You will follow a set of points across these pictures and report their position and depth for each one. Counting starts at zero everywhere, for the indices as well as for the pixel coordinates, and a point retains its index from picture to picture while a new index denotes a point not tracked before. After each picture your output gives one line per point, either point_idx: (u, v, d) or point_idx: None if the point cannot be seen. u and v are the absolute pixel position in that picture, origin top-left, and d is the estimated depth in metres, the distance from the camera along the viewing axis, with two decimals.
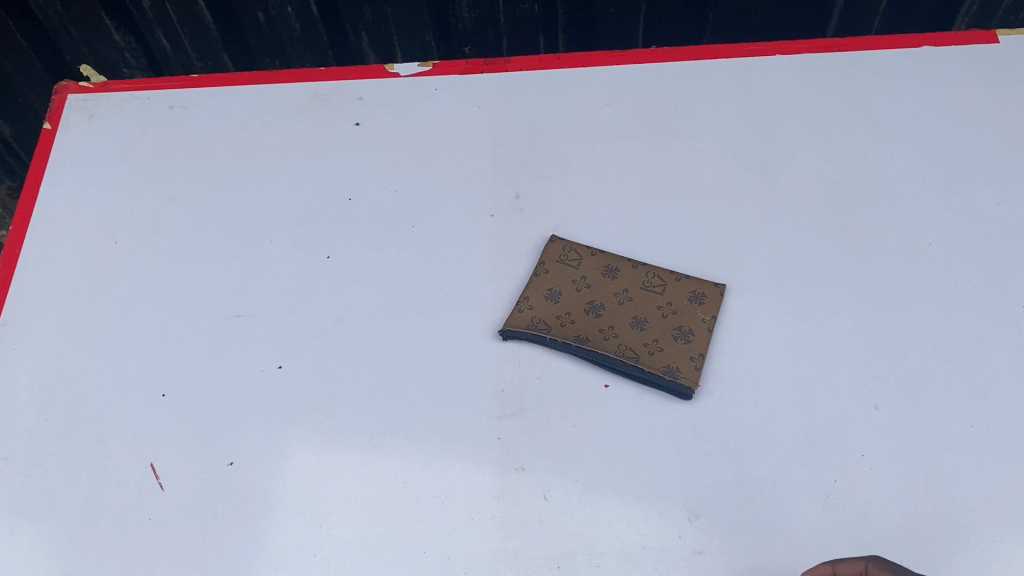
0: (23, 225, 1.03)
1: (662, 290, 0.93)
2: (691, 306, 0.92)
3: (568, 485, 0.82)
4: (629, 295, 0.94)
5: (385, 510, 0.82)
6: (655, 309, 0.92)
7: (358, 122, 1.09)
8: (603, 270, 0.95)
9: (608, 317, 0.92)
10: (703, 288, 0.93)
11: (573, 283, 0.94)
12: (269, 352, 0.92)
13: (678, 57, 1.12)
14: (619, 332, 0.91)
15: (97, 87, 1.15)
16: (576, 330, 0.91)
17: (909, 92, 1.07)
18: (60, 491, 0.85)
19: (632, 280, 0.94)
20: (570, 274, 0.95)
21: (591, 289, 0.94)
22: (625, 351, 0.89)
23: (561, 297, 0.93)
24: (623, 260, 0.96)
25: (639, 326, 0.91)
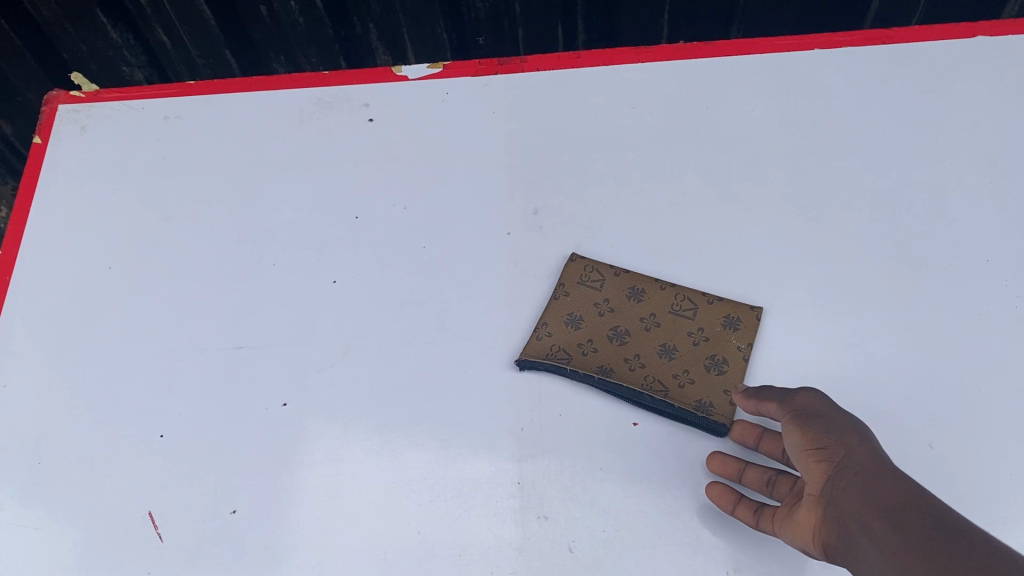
0: (13, 249, 0.98)
1: (693, 315, 0.87)
2: (725, 331, 0.85)
3: (594, 535, 0.76)
4: (656, 319, 0.87)
5: (399, 563, 0.76)
6: (684, 336, 0.86)
7: (373, 118, 1.03)
8: (629, 292, 0.88)
9: (635, 345, 0.86)
10: (738, 311, 0.86)
11: (596, 308, 0.88)
12: (273, 388, 0.86)
13: (707, 55, 1.04)
14: (646, 362, 0.85)
15: (89, 96, 1.09)
16: (599, 361, 0.85)
17: (961, 89, 0.99)
18: (53, 541, 0.80)
19: (660, 303, 0.88)
20: (592, 298, 0.88)
21: (614, 314, 0.88)
22: (653, 385, 0.83)
23: (582, 323, 0.87)
24: (650, 281, 0.89)
25: (667, 354, 0.85)
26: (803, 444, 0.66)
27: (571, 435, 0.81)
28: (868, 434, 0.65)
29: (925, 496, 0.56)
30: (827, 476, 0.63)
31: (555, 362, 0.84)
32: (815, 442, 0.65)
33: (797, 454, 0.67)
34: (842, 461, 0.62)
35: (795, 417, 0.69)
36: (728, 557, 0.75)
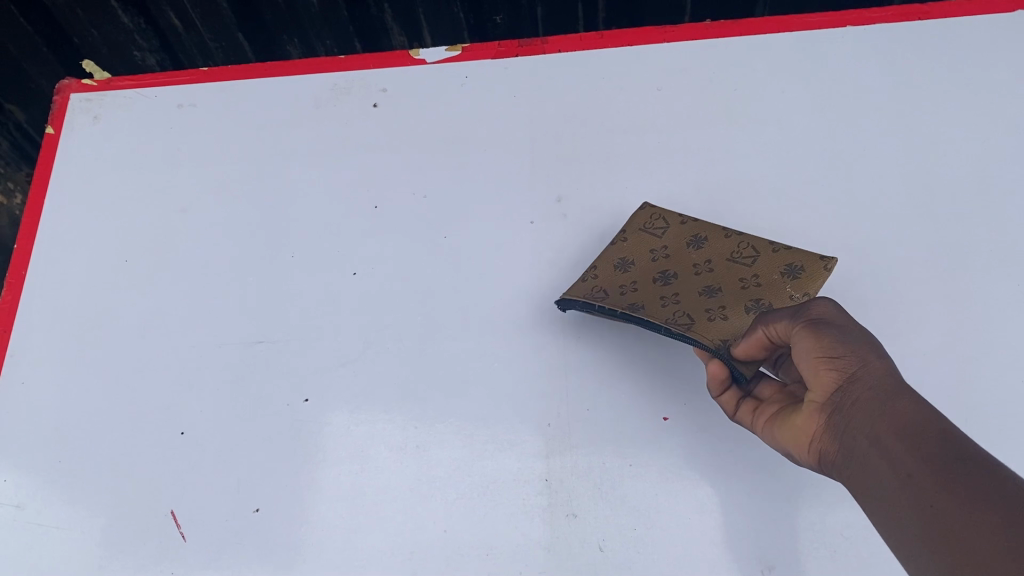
0: (28, 242, 0.97)
1: (750, 262, 0.82)
2: (783, 280, 0.79)
3: (624, 533, 0.74)
4: (712, 265, 0.83)
5: (425, 563, 0.75)
6: (737, 282, 0.80)
7: (375, 104, 1.00)
8: (689, 237, 0.85)
9: (679, 287, 0.81)
10: (803, 260, 0.80)
11: (652, 254, 0.85)
12: (295, 384, 0.84)
13: (735, 33, 1.01)
14: (686, 301, 0.79)
15: (101, 84, 1.07)
16: (635, 298, 0.80)
17: (1003, 66, 0.95)
18: (76, 540, 0.80)
19: (720, 251, 0.83)
20: (650, 241, 0.86)
21: (668, 259, 0.84)
22: (680, 317, 0.77)
23: (631, 267, 0.84)
24: (714, 229, 0.85)
25: (711, 296, 0.79)
26: (814, 358, 0.57)
27: (599, 430, 0.78)
28: (884, 346, 0.57)
29: (948, 421, 0.50)
30: (840, 397, 0.56)
31: (589, 297, 0.80)
32: (831, 356, 0.56)
33: (802, 365, 0.59)
34: (859, 382, 0.55)
35: (801, 326, 0.59)
36: (762, 555, 0.73)
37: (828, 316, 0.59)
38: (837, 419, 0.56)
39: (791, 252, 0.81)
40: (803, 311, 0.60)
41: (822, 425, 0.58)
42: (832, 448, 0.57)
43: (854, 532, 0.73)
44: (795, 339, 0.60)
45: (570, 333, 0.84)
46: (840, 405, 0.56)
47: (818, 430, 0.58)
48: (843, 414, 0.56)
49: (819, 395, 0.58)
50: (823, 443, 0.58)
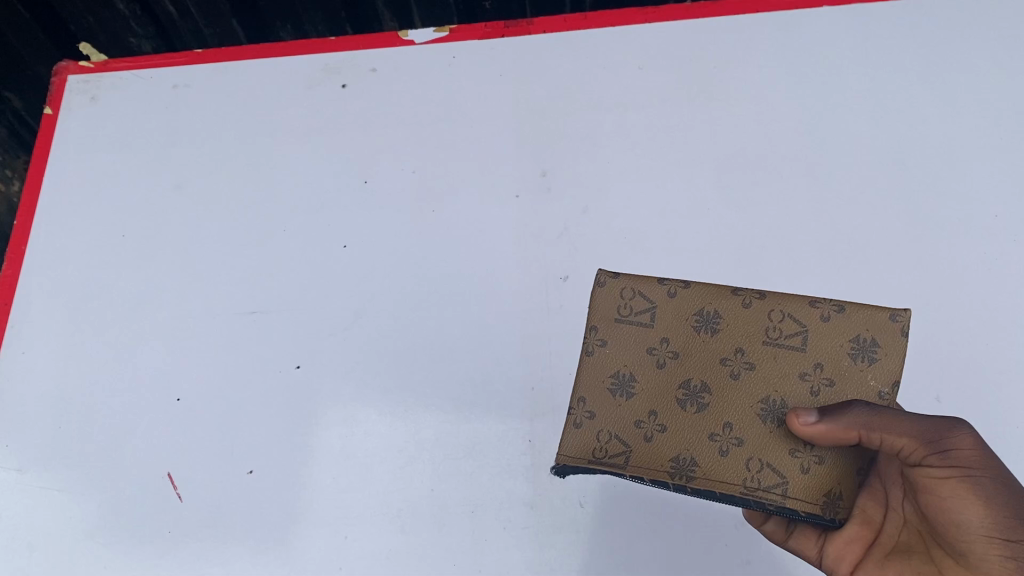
0: (28, 220, 1.00)
1: (801, 345, 0.57)
2: (857, 363, 0.56)
3: (604, 490, 0.77)
4: (745, 355, 0.57)
5: (413, 521, 0.78)
6: (795, 378, 0.56)
7: (345, 84, 1.03)
8: (693, 316, 0.58)
9: (718, 407, 0.57)
10: (875, 320, 0.56)
11: (650, 356, 0.58)
12: (287, 351, 0.87)
13: (715, 13, 1.03)
14: (740, 429, 0.56)
15: (97, 66, 1.09)
16: (673, 446, 0.57)
17: (974, 43, 0.98)
18: (77, 503, 0.83)
19: (744, 329, 0.58)
20: (642, 340, 0.59)
21: (677, 363, 0.58)
22: (763, 480, 0.55)
23: (634, 387, 0.58)
24: (722, 296, 0.58)
25: (774, 417, 0.56)
26: (985, 534, 0.52)
27: None
28: None
29: None
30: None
31: (601, 461, 0.57)
32: (1007, 535, 0.52)
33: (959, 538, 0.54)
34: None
35: (954, 482, 0.53)
36: (737, 510, 0.76)
37: (984, 466, 0.53)
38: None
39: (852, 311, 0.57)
40: (949, 453, 0.54)
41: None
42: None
43: None
44: (940, 493, 0.54)
45: (554, 301, 0.86)
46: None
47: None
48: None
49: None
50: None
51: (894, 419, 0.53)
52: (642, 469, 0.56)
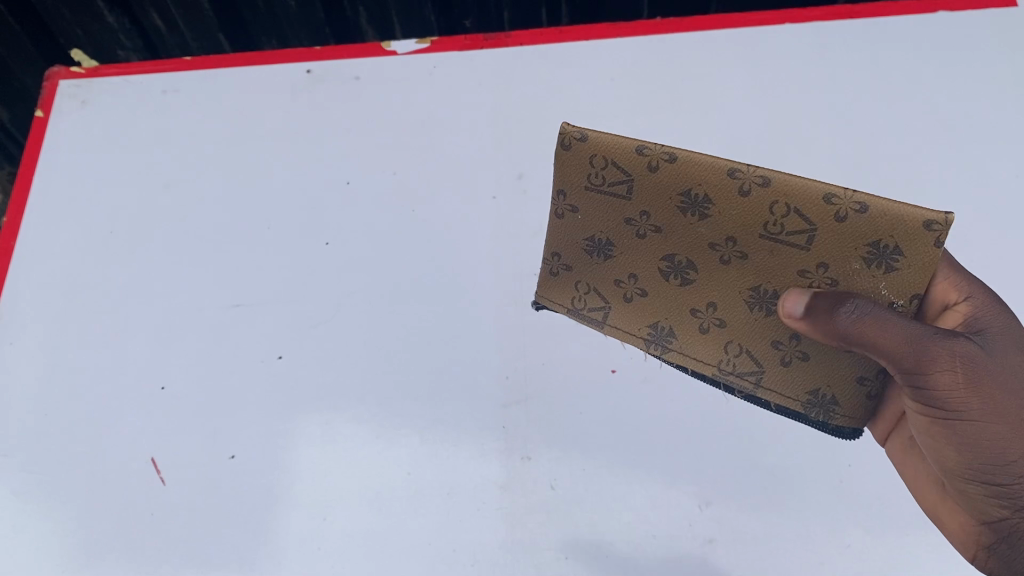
0: (18, 217, 1.02)
1: (800, 244, 0.63)
2: (873, 267, 0.62)
3: (574, 473, 0.81)
4: (736, 246, 0.66)
5: (389, 502, 0.81)
6: (793, 274, 0.65)
7: (310, 69, 1.10)
8: (678, 196, 0.65)
9: (700, 285, 0.70)
10: (904, 233, 0.59)
11: (630, 226, 0.70)
12: (270, 342, 0.90)
13: (683, 29, 1.09)
14: (718, 308, 0.71)
15: (89, 71, 1.13)
16: (658, 304, 0.74)
17: (924, 63, 1.04)
18: (62, 486, 0.85)
19: (736, 219, 0.64)
20: (623, 208, 0.68)
21: (660, 238, 0.69)
22: (741, 362, 0.73)
23: (614, 253, 0.73)
24: (715, 187, 0.63)
25: (758, 306, 0.69)
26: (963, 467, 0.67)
27: (554, 383, 0.85)
28: None
29: None
30: (1007, 517, 0.68)
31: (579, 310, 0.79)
32: (982, 477, 0.66)
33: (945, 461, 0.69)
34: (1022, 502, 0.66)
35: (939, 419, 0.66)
36: (700, 492, 0.79)
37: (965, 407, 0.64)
38: (1001, 533, 0.69)
39: (875, 216, 0.59)
40: (927, 387, 0.64)
41: (979, 536, 0.71)
42: (1000, 567, 0.70)
43: (783, 470, 0.79)
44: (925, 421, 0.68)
45: (528, 297, 0.90)
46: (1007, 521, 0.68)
47: (970, 532, 0.71)
48: (1012, 530, 0.68)
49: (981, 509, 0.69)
50: (982, 558, 0.71)
51: (876, 334, 0.62)
52: (617, 325, 0.77)
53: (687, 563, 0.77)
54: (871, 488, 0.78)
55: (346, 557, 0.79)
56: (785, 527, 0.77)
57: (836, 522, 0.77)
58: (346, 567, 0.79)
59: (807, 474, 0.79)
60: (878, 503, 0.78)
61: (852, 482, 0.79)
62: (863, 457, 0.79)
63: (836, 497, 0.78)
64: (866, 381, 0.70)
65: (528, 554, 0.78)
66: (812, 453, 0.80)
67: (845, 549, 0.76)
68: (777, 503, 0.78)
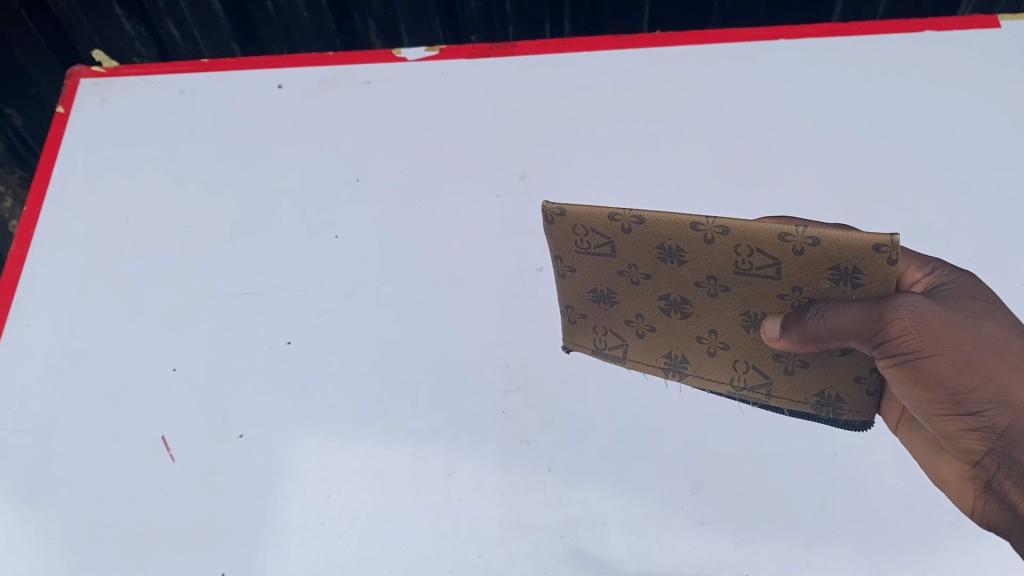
0: (37, 206, 1.06)
1: (767, 275, 0.70)
2: (840, 283, 0.68)
3: (571, 456, 0.84)
4: (717, 281, 0.73)
5: (391, 481, 0.84)
6: (772, 296, 0.72)
7: (281, 85, 1.14)
8: (656, 250, 0.72)
9: (697, 316, 0.77)
10: (861, 258, 0.65)
11: (623, 276, 0.76)
12: (279, 329, 0.93)
13: (682, 42, 1.14)
14: (720, 334, 0.78)
15: (109, 71, 1.17)
16: (665, 347, 0.82)
17: (911, 79, 1.09)
18: (75, 462, 0.87)
19: (708, 261, 0.71)
20: (612, 263, 0.75)
21: (651, 281, 0.76)
22: (750, 372, 0.80)
23: (612, 298, 0.79)
24: (689, 237, 0.69)
25: (752, 324, 0.76)
26: (936, 407, 0.66)
27: (553, 372, 0.88)
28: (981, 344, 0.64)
29: None
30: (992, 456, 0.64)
31: (602, 351, 0.85)
32: (955, 410, 0.65)
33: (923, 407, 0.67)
34: (1004, 433, 0.63)
35: (902, 367, 0.66)
36: (692, 476, 0.82)
37: (916, 349, 0.64)
38: (993, 473, 0.65)
39: (826, 242, 0.64)
40: (886, 343, 0.65)
41: (976, 483, 0.68)
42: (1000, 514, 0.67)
43: (771, 456, 0.82)
44: (895, 378, 0.67)
45: (529, 290, 0.94)
46: (993, 460, 0.64)
47: (966, 483, 0.70)
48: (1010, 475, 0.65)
49: (965, 454, 0.66)
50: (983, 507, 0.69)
51: (836, 313, 0.68)
52: (638, 359, 0.84)
53: (679, 544, 0.80)
54: (857, 475, 0.81)
55: (349, 533, 0.82)
56: (773, 510, 0.80)
57: (824, 507, 0.80)
58: (349, 542, 0.82)
59: (795, 461, 0.82)
60: (862, 489, 0.81)
61: (838, 470, 0.82)
62: (848, 446, 0.83)
63: (825, 483, 0.81)
64: (863, 379, 0.76)
65: (525, 532, 0.81)
66: (799, 441, 0.83)
67: (831, 533, 0.79)
68: (765, 488, 0.81)
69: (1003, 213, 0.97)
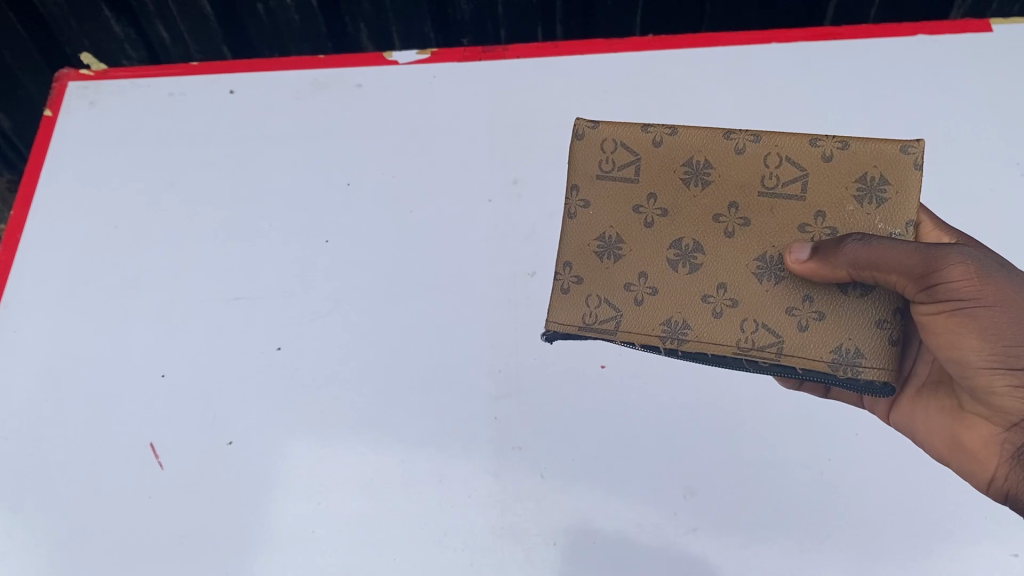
0: (24, 211, 1.05)
1: (798, 187, 0.66)
2: (865, 205, 0.66)
3: (563, 463, 0.83)
4: (739, 212, 0.68)
5: (382, 488, 0.83)
6: (792, 229, 0.66)
7: (233, 90, 1.13)
8: (681, 168, 0.68)
9: (708, 268, 0.68)
10: (890, 164, 0.65)
11: (637, 215, 0.69)
12: (269, 334, 0.92)
13: (674, 45, 1.13)
14: (732, 290, 0.67)
15: (97, 74, 1.16)
16: (666, 309, 0.68)
17: (904, 83, 1.08)
18: (61, 469, 0.86)
19: (735, 177, 0.67)
20: (631, 194, 0.69)
21: (669, 221, 0.68)
22: (760, 333, 0.67)
23: (618, 250, 0.69)
24: (718, 147, 0.68)
25: (768, 271, 0.67)
26: (982, 361, 0.62)
27: (545, 377, 0.87)
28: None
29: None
30: None
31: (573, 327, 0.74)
32: (1005, 364, 0.60)
33: (963, 362, 0.63)
34: None
35: (953, 316, 0.61)
36: (685, 483, 0.82)
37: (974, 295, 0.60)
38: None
39: (854, 150, 0.66)
40: (939, 283, 0.60)
41: (1004, 447, 0.64)
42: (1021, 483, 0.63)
43: (764, 462, 0.82)
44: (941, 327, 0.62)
45: (521, 295, 0.93)
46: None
47: (997, 448, 0.65)
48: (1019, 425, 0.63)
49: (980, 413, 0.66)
50: (1007, 476, 0.64)
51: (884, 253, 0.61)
52: (631, 331, 0.68)
53: (672, 552, 0.79)
54: (850, 481, 0.81)
55: (339, 540, 0.81)
56: (768, 517, 0.80)
57: (817, 513, 0.80)
58: (339, 549, 0.81)
59: (788, 468, 0.82)
60: (855, 495, 0.80)
61: (832, 476, 0.81)
62: (842, 451, 0.82)
63: (818, 489, 0.81)
64: (886, 323, 0.65)
65: (517, 539, 0.80)
66: (793, 446, 0.83)
67: (824, 540, 0.79)
68: (759, 494, 0.81)
69: (997, 216, 0.97)
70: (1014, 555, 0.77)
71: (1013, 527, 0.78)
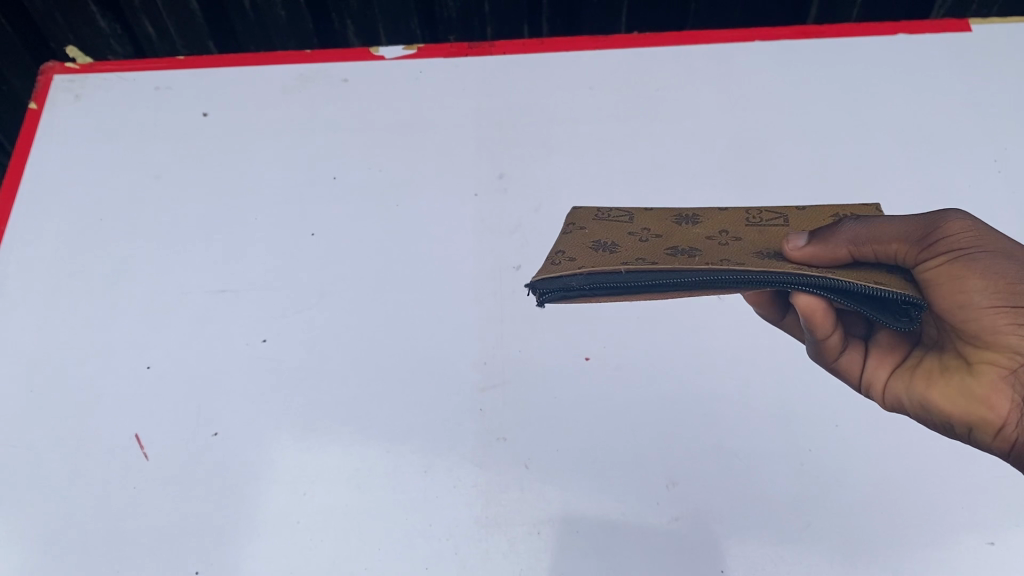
0: (8, 202, 1.05)
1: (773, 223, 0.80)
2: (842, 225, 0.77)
3: (548, 453, 0.84)
4: (727, 233, 0.78)
5: (368, 478, 0.84)
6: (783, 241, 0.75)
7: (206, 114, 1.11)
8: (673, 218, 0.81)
9: (706, 226, 0.79)
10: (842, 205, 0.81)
11: (631, 236, 0.79)
12: (255, 326, 0.93)
13: (658, 43, 1.15)
14: (730, 233, 0.78)
15: (83, 67, 1.17)
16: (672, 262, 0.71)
17: (885, 81, 1.10)
18: (46, 460, 0.86)
19: (717, 221, 0.80)
20: (625, 228, 0.80)
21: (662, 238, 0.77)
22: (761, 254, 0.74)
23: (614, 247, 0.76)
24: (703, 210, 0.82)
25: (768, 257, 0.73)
26: (988, 299, 0.70)
27: (529, 369, 0.88)
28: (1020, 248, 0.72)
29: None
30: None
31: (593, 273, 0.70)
32: (1008, 302, 0.69)
33: (969, 305, 0.71)
34: None
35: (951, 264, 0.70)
36: (668, 473, 0.82)
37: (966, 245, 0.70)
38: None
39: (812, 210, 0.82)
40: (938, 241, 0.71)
41: (1013, 388, 0.71)
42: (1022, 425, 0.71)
43: (746, 453, 0.83)
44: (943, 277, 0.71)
45: (506, 287, 0.94)
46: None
47: (1007, 390, 0.71)
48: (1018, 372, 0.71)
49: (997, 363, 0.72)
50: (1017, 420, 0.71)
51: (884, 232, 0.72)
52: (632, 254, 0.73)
53: (655, 541, 0.80)
54: (830, 472, 0.82)
55: (325, 530, 0.81)
56: (750, 506, 0.81)
57: (799, 502, 0.81)
58: (325, 538, 0.81)
59: (770, 458, 0.83)
60: (835, 485, 0.81)
61: (813, 466, 0.82)
62: (822, 442, 0.83)
63: (800, 478, 0.82)
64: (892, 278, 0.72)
65: (502, 529, 0.81)
66: (775, 436, 0.84)
67: (805, 529, 0.80)
68: (740, 484, 0.82)
69: (976, 209, 0.98)
70: (989, 543, 0.79)
71: (988, 516, 0.80)
